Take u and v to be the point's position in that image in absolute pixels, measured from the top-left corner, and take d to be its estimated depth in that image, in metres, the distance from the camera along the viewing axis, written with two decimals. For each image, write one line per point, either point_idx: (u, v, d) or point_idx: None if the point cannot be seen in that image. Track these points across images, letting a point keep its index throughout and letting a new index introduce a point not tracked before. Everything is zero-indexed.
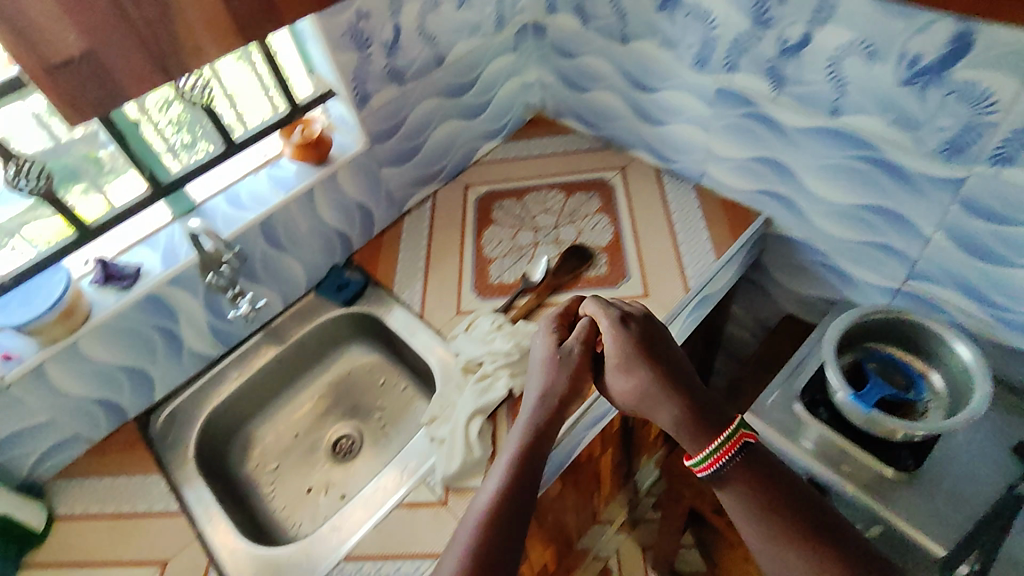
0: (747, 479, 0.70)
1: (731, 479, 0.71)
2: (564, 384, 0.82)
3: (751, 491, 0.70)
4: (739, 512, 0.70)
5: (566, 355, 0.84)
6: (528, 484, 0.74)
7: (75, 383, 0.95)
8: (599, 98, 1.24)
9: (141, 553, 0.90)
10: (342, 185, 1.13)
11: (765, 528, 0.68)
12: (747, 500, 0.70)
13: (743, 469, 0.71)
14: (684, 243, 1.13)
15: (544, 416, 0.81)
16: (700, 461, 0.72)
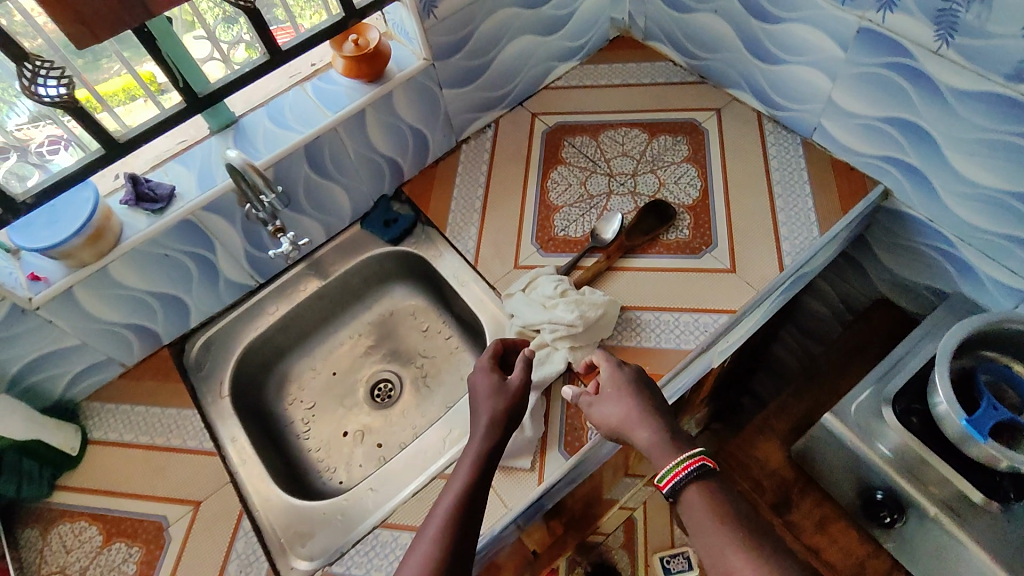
0: (704, 493, 0.61)
1: (689, 497, 0.62)
2: (500, 388, 0.75)
3: (711, 504, 0.60)
4: (697, 533, 0.59)
5: (498, 388, 0.76)
6: (476, 518, 0.63)
7: (107, 309, 0.89)
8: (705, 22, 1.04)
9: (174, 491, 0.88)
10: (397, 107, 0.99)
11: (723, 547, 0.57)
12: (699, 520, 0.60)
13: (702, 482, 0.62)
14: (784, 210, 0.97)
15: (489, 442, 0.70)
16: (664, 477, 0.63)
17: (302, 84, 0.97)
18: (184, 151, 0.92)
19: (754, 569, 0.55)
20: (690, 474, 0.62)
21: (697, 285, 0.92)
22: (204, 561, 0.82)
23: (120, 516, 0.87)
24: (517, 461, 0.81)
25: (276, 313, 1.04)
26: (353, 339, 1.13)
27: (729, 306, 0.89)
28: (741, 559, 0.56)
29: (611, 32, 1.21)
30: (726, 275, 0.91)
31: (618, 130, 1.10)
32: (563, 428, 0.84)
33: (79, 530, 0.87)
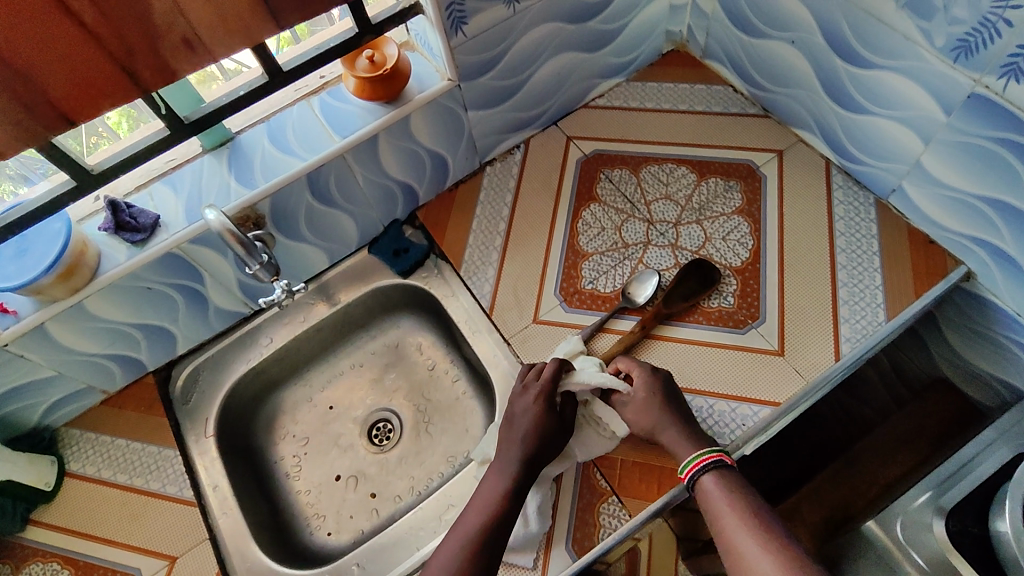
0: (721, 483, 0.64)
1: (709, 491, 0.64)
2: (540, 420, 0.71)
3: (728, 495, 0.62)
4: (714, 524, 0.61)
5: (537, 426, 0.71)
6: (492, 563, 0.64)
7: (84, 342, 0.82)
8: (778, 52, 0.90)
9: (151, 542, 0.82)
10: (415, 132, 0.87)
11: (739, 536, 0.59)
12: (717, 510, 0.62)
13: (719, 475, 0.64)
14: (846, 284, 0.85)
15: (515, 482, 0.69)
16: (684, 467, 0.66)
17: (308, 99, 0.86)
18: (174, 171, 0.83)
19: (769, 554, 0.56)
20: (708, 467, 0.65)
21: (737, 366, 0.81)
22: None
23: (93, 563, 0.82)
24: (520, 558, 0.74)
25: (271, 343, 0.96)
26: (356, 369, 1.03)
27: (772, 398, 0.79)
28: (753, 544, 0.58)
29: (666, 45, 1.07)
30: (773, 358, 0.81)
31: (663, 166, 0.98)
32: (573, 522, 0.76)
33: (50, 573, 0.82)
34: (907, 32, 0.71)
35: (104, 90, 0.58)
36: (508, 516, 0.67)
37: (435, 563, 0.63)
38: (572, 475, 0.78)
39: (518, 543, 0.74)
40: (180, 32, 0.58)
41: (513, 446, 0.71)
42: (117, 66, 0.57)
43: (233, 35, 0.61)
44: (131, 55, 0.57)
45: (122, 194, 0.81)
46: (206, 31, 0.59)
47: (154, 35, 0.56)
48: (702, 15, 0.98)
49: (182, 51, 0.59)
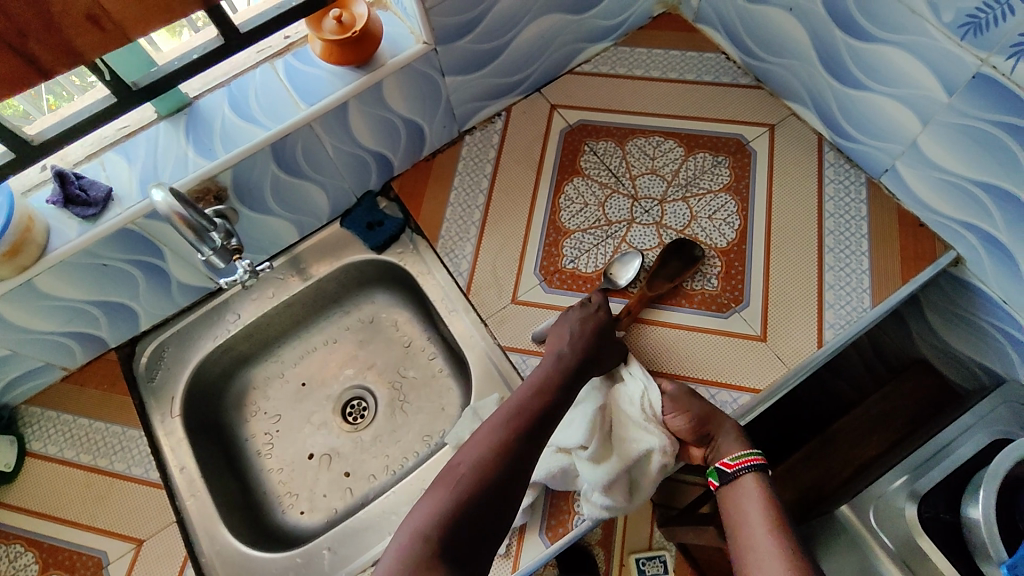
0: (759, 486, 0.70)
1: (744, 489, 0.71)
2: (589, 330, 0.76)
3: (765, 500, 0.69)
4: (743, 521, 0.68)
5: (581, 331, 0.76)
6: (535, 440, 0.66)
7: (37, 320, 0.78)
8: (775, 19, 0.85)
9: (117, 524, 0.80)
10: (387, 99, 0.82)
11: (763, 535, 0.65)
12: (748, 507, 0.69)
13: (761, 480, 0.71)
14: (832, 268, 0.83)
15: (562, 372, 0.72)
16: (731, 460, 0.71)
17: (272, 62, 0.81)
18: (127, 139, 0.78)
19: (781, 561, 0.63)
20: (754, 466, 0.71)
21: (719, 351, 0.80)
22: None
23: (58, 546, 0.80)
24: None
25: (238, 319, 0.92)
26: (330, 345, 1.00)
27: (752, 384, 0.78)
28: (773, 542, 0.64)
29: (657, 8, 1.01)
30: (755, 343, 0.79)
31: (650, 138, 0.94)
32: (546, 508, 0.75)
33: (15, 555, 0.80)
34: (914, 4, 0.67)
35: (9, 75, 0.53)
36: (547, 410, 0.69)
37: (473, 442, 0.66)
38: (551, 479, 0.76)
39: None
40: (83, 9, 0.52)
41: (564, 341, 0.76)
42: (14, 52, 0.51)
43: (149, 14, 0.55)
44: (28, 38, 0.51)
45: (72, 163, 0.76)
46: (115, 7, 0.53)
47: (49, 15, 0.51)
48: None
49: (86, 30, 0.53)
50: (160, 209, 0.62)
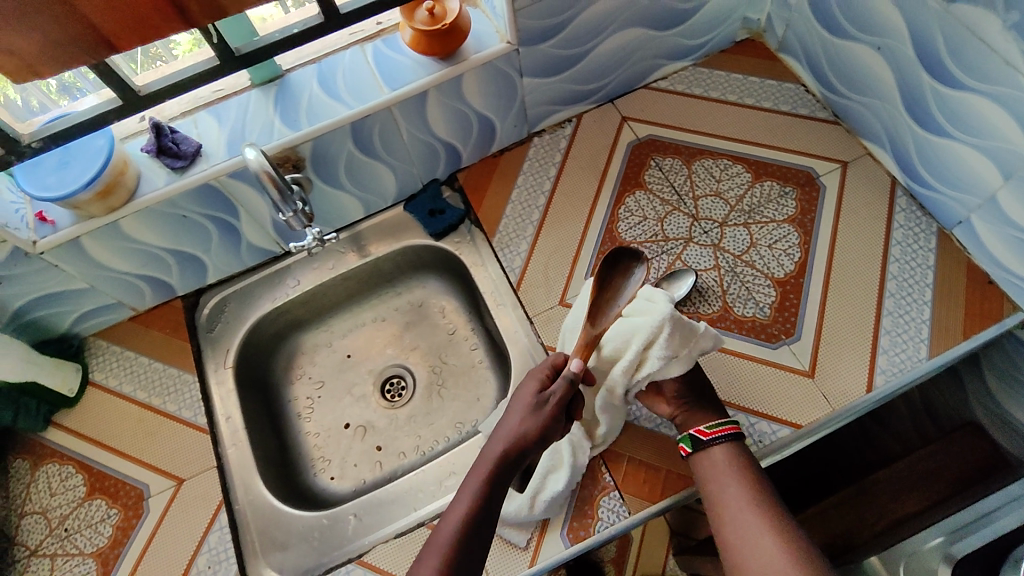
0: (730, 453, 0.71)
1: (717, 456, 0.71)
2: (531, 418, 0.70)
3: (743, 470, 0.70)
4: (719, 488, 0.69)
5: (523, 418, 0.70)
6: (478, 549, 0.63)
7: (116, 260, 0.83)
8: (861, 56, 0.84)
9: (162, 460, 0.85)
10: (465, 92, 0.85)
11: (751, 515, 0.67)
12: (724, 477, 0.69)
13: (732, 446, 0.71)
14: (891, 313, 0.81)
15: (500, 468, 0.67)
16: (706, 428, 0.72)
17: (362, 45, 0.84)
18: (220, 102, 0.82)
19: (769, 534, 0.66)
20: (730, 436, 0.71)
21: (763, 381, 0.79)
22: (177, 546, 0.80)
23: (106, 473, 0.85)
24: (514, 535, 0.75)
25: (297, 285, 0.97)
26: (378, 322, 1.03)
27: (793, 419, 0.76)
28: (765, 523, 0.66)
29: (741, 33, 1.02)
30: (801, 377, 0.78)
31: (717, 161, 0.94)
32: (571, 509, 0.76)
33: (66, 475, 0.85)
34: (1009, 56, 0.66)
35: (149, 23, 0.57)
36: (494, 501, 0.66)
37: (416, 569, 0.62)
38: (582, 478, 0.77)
39: (516, 519, 0.74)
40: None
41: (505, 428, 0.70)
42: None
43: None
44: None
45: (167, 118, 0.81)
46: None
47: None
48: (785, 5, 0.93)
49: None
50: (251, 167, 0.65)
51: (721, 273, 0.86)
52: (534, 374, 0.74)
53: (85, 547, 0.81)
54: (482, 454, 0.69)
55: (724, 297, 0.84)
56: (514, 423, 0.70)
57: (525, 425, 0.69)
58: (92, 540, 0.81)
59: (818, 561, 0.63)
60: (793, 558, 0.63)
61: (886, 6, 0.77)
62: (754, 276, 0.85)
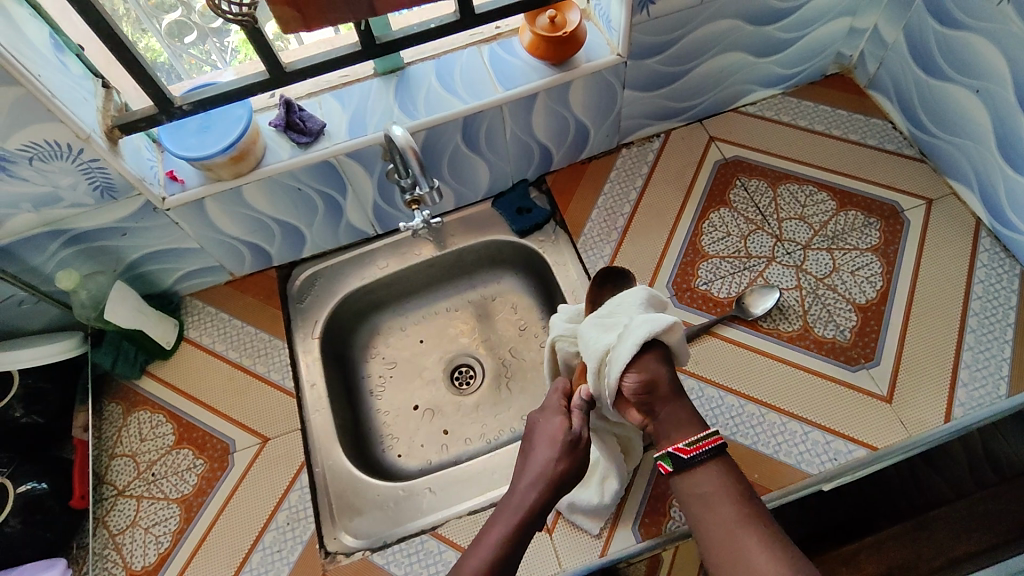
0: (718, 469, 0.63)
1: (702, 474, 0.63)
2: (557, 457, 0.66)
3: (732, 489, 0.62)
4: (707, 509, 0.62)
5: (549, 457, 0.66)
6: None
7: (230, 225, 0.88)
8: (958, 98, 0.87)
9: (249, 418, 0.89)
10: (571, 99, 0.89)
11: (742, 534, 0.59)
12: (713, 498, 0.62)
13: (719, 465, 0.64)
14: (971, 348, 0.82)
15: (525, 513, 0.64)
16: (687, 445, 0.64)
17: (479, 46, 0.89)
18: (344, 86, 0.88)
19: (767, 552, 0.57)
20: (716, 449, 0.63)
21: (842, 401, 0.80)
22: (259, 500, 0.83)
23: (194, 424, 0.89)
24: (586, 523, 0.77)
25: (384, 267, 1.01)
26: (452, 311, 1.07)
27: (869, 441, 0.78)
28: (759, 541, 0.58)
29: (831, 67, 1.05)
30: (878, 401, 0.80)
31: (802, 186, 0.97)
32: (642, 505, 0.78)
33: (156, 423, 0.89)
34: None
35: None
36: (519, 546, 0.63)
37: None
38: (648, 475, 0.79)
39: (590, 508, 0.76)
40: None
41: (530, 465, 0.66)
42: None
43: None
44: None
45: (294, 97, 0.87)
46: None
47: None
48: (881, 43, 0.96)
49: None
50: (396, 141, 0.70)
51: (803, 293, 0.88)
52: (553, 406, 0.71)
53: (170, 492, 0.85)
54: (505, 495, 0.66)
55: (805, 316, 0.86)
56: (539, 462, 0.66)
57: (550, 464, 0.65)
58: (177, 487, 0.85)
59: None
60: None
61: (985, 48, 0.81)
62: (835, 299, 0.87)
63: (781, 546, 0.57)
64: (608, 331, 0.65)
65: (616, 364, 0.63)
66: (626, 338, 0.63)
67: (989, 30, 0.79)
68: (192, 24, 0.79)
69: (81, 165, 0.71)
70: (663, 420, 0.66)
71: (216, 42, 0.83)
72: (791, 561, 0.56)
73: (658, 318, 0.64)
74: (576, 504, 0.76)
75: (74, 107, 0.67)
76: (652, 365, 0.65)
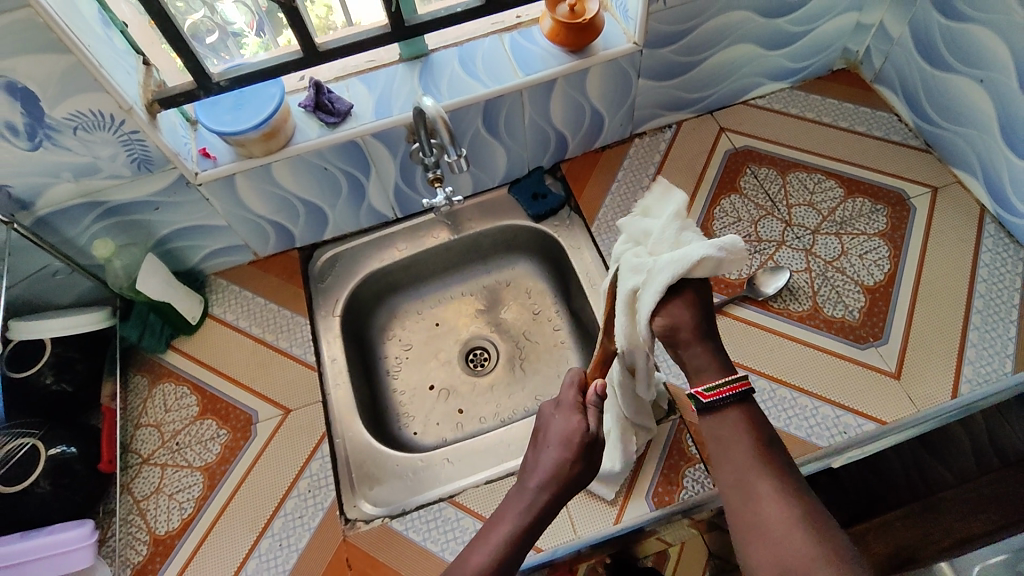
0: (739, 413, 0.62)
1: (722, 416, 0.63)
2: (571, 459, 0.66)
3: (751, 434, 0.62)
4: (726, 453, 0.62)
5: (562, 458, 0.66)
6: None
7: (257, 203, 0.91)
8: (963, 88, 0.90)
9: (272, 391, 0.91)
10: (588, 86, 0.92)
11: (756, 481, 0.59)
12: (732, 442, 0.62)
13: (741, 410, 0.63)
14: (977, 328, 0.84)
15: (534, 514, 0.64)
16: (706, 390, 0.63)
17: (500, 34, 0.93)
18: (370, 71, 0.91)
19: (780, 501, 0.57)
20: (738, 397, 0.62)
21: (851, 377, 0.83)
22: (281, 469, 0.86)
23: (218, 396, 0.91)
24: (600, 490, 0.79)
25: (403, 250, 1.04)
26: (467, 296, 1.10)
27: (878, 415, 0.80)
28: (773, 489, 0.58)
29: (838, 63, 1.08)
30: (886, 378, 0.82)
31: (811, 175, 1.00)
32: (656, 476, 0.80)
33: (180, 395, 0.92)
34: None
35: None
36: (525, 545, 0.64)
37: None
38: (660, 447, 0.81)
39: (603, 475, 0.78)
40: None
41: (541, 464, 0.67)
42: None
43: None
44: None
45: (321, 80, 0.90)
46: None
47: None
48: (886, 38, 1.00)
49: None
50: (427, 112, 0.73)
51: (813, 275, 0.91)
52: (569, 401, 0.71)
53: (193, 461, 0.87)
54: (514, 491, 0.67)
55: (815, 297, 0.89)
56: (552, 462, 0.66)
57: (564, 465, 0.65)
58: (200, 455, 0.87)
59: (829, 533, 0.55)
60: (805, 531, 0.55)
61: (989, 39, 0.84)
62: (845, 282, 0.89)
63: (794, 496, 0.58)
64: (637, 270, 0.63)
65: (645, 308, 0.62)
66: (652, 282, 0.61)
67: (993, 20, 0.82)
68: (215, 22, 0.82)
69: (121, 137, 0.74)
70: (688, 362, 0.65)
71: (235, 42, 0.86)
72: (801, 514, 0.57)
73: (683, 257, 0.59)
74: None
75: (118, 78, 0.70)
76: (684, 309, 0.62)
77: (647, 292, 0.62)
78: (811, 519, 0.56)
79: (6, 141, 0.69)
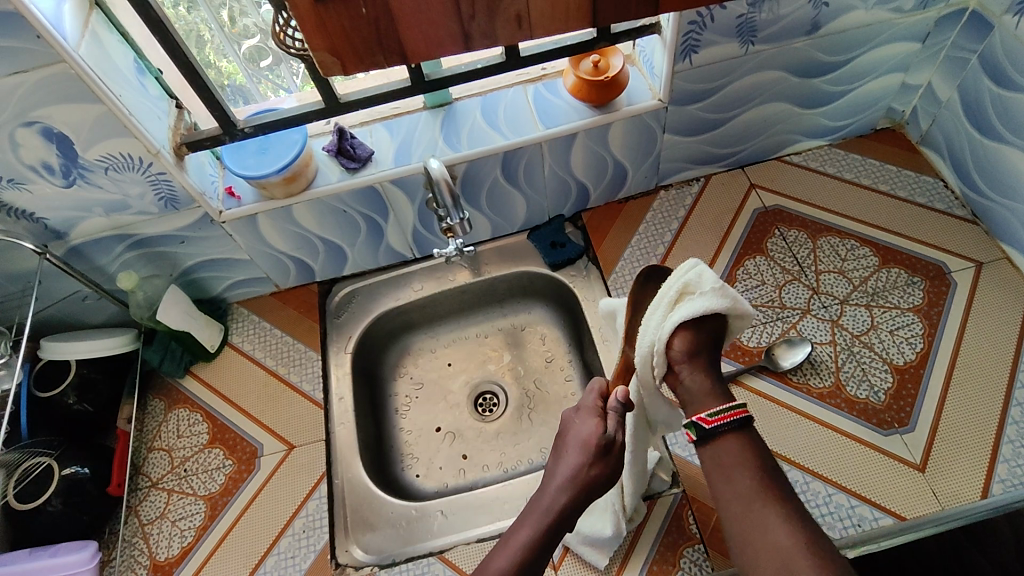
0: (740, 441, 0.61)
1: (722, 442, 0.61)
2: (591, 466, 0.64)
3: (750, 459, 0.60)
4: (726, 480, 0.60)
5: (582, 467, 0.64)
6: None
7: (278, 241, 0.94)
8: (1013, 160, 0.84)
9: (279, 425, 0.93)
10: (610, 139, 0.91)
11: (760, 505, 0.57)
12: (733, 469, 0.60)
13: (741, 439, 0.61)
14: (1016, 424, 0.78)
15: (555, 520, 0.63)
16: (709, 416, 0.61)
17: (526, 85, 0.93)
18: (395, 118, 0.93)
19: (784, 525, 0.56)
20: (738, 424, 0.61)
21: (870, 464, 0.78)
22: (280, 507, 0.87)
23: (227, 426, 0.94)
24: (592, 560, 0.76)
25: (419, 290, 1.04)
26: (481, 337, 1.08)
27: (896, 509, 0.74)
28: (774, 511, 0.57)
29: (881, 121, 1.04)
30: (910, 469, 0.77)
31: (844, 241, 0.95)
32: (652, 554, 0.76)
33: (193, 422, 0.94)
34: None
35: (437, 41, 0.56)
36: (547, 550, 0.63)
37: None
38: (659, 520, 0.78)
39: (596, 542, 0.75)
40: (515, 11, 0.55)
41: (559, 469, 0.66)
42: (456, 23, 0.54)
43: (552, 18, 0.57)
44: (469, 27, 0.55)
45: (348, 125, 0.92)
46: (538, 13, 0.55)
47: (495, 6, 0.54)
48: (933, 100, 0.95)
49: (508, 28, 0.56)
50: (432, 173, 0.75)
51: (837, 349, 0.86)
52: (590, 408, 0.69)
53: (198, 489, 0.89)
54: (536, 496, 0.66)
55: (838, 373, 0.84)
56: (571, 469, 0.64)
57: (585, 473, 0.64)
58: (205, 484, 0.89)
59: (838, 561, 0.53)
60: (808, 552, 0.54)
61: None
62: (872, 359, 0.85)
63: (792, 518, 0.56)
64: (696, 277, 0.62)
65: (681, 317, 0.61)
66: (703, 302, 0.61)
67: None
68: (269, 50, 0.86)
69: (149, 176, 0.77)
70: (688, 387, 0.64)
71: (289, 68, 0.89)
72: (802, 535, 0.55)
73: (738, 299, 0.62)
74: (582, 536, 0.75)
75: (147, 124, 0.73)
76: (707, 335, 0.63)
77: (687, 310, 0.61)
78: (817, 545, 0.54)
79: (43, 179, 0.73)
